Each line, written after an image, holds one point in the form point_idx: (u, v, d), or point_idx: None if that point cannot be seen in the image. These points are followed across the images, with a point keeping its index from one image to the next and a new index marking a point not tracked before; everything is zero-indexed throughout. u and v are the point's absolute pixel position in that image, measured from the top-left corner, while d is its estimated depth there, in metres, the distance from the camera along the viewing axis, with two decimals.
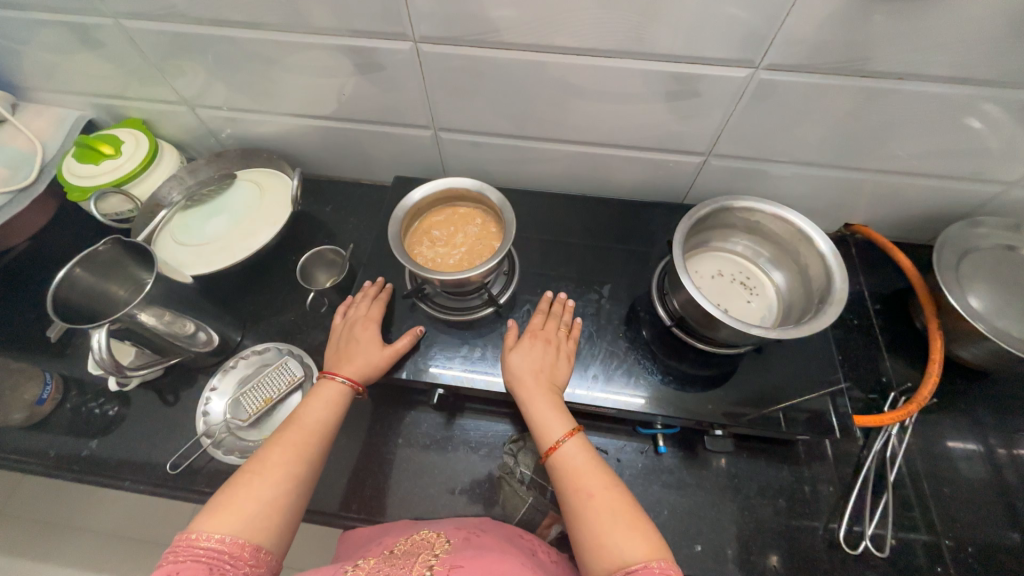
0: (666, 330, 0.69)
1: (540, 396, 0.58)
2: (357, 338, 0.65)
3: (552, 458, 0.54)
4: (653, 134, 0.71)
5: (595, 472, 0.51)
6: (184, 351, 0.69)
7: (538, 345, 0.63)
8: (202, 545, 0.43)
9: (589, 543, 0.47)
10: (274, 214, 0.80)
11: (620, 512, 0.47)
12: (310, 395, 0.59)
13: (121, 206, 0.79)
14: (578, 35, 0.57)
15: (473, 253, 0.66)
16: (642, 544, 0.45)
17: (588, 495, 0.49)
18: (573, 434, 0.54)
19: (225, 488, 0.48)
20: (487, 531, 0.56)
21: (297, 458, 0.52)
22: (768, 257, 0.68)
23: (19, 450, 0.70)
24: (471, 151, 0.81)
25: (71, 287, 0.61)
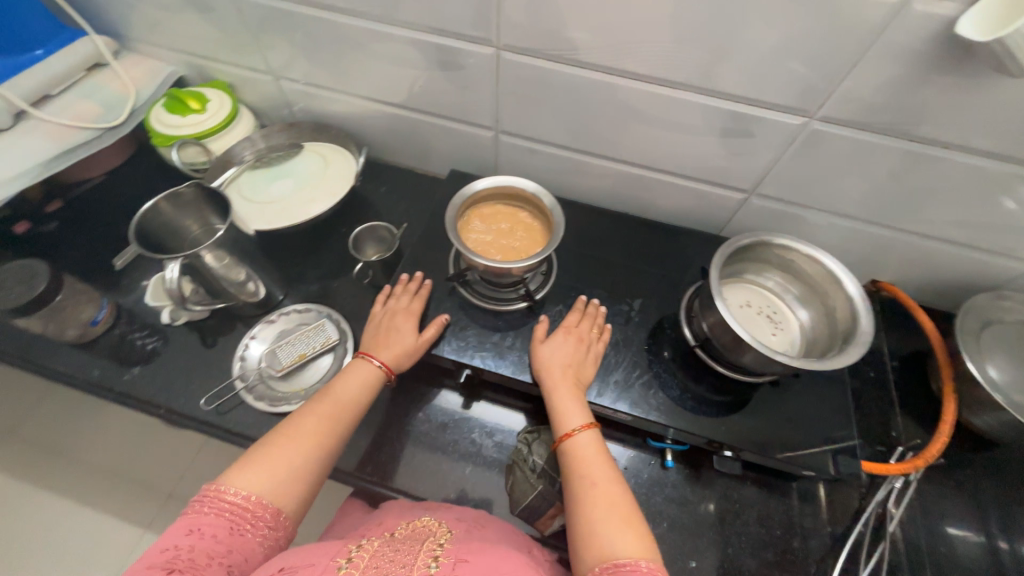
0: (689, 350, 0.72)
1: (564, 387, 0.62)
2: (395, 327, 0.68)
3: (564, 443, 0.57)
4: (702, 166, 0.75)
5: (602, 465, 0.54)
6: (232, 296, 0.75)
7: (570, 340, 0.66)
8: (230, 499, 0.48)
9: (583, 527, 0.49)
10: (334, 185, 0.83)
11: (619, 509, 0.50)
12: (346, 371, 0.64)
13: (196, 156, 0.86)
14: (648, 61, 0.62)
15: (520, 247, 0.69)
16: (632, 540, 0.47)
17: (592, 484, 0.52)
18: (588, 428, 0.58)
19: (257, 448, 0.53)
20: (486, 524, 0.59)
21: (326, 430, 0.57)
22: (795, 295, 0.71)
23: (63, 364, 0.73)
24: (526, 156, 0.86)
25: (152, 218, 0.66)
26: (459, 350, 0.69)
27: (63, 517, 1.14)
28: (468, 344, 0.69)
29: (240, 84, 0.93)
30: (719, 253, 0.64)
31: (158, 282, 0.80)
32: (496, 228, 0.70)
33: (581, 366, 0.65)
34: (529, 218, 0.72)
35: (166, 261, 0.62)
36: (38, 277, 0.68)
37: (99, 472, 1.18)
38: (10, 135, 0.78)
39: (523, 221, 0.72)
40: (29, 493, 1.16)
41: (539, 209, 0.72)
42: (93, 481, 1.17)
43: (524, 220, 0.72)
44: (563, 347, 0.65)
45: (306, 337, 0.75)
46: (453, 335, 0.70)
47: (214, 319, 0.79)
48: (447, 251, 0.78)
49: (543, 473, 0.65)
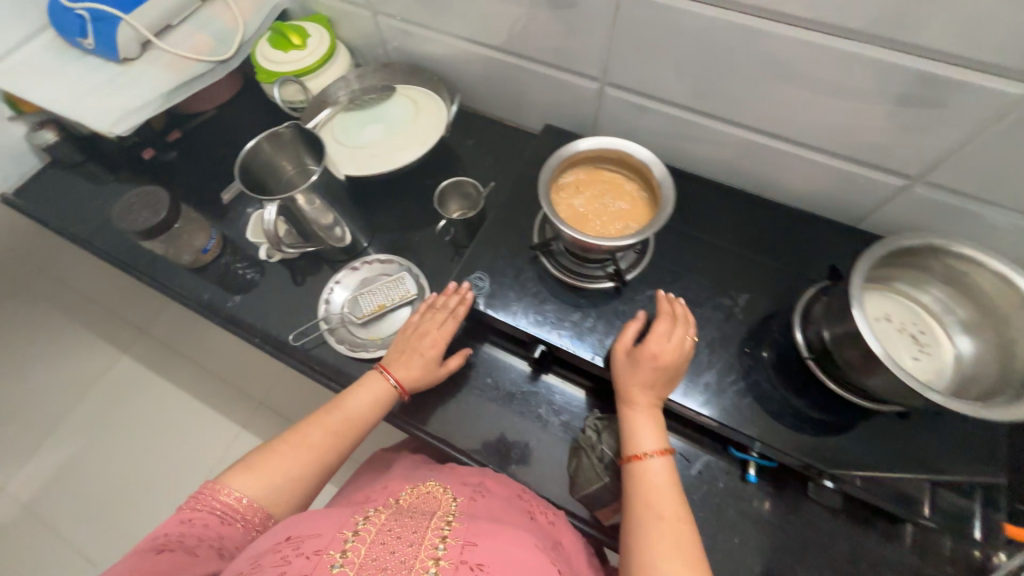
0: (796, 358, 0.62)
1: (641, 409, 0.57)
2: (421, 351, 0.67)
3: (632, 465, 0.55)
4: (857, 140, 0.61)
5: (671, 497, 0.52)
6: (322, 241, 0.77)
7: (657, 358, 0.57)
8: (223, 498, 0.55)
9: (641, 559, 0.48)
10: (423, 134, 0.80)
11: (683, 552, 0.48)
12: (360, 385, 0.66)
13: (296, 95, 0.86)
14: (818, 0, 0.50)
15: (617, 221, 0.62)
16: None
17: (659, 518, 0.50)
18: (662, 455, 0.55)
19: (260, 453, 0.60)
20: (490, 491, 0.60)
21: (327, 444, 0.61)
22: (961, 318, 0.57)
23: (182, 283, 0.81)
24: (631, 115, 0.76)
25: (254, 155, 0.67)
26: (535, 324, 0.66)
27: (181, 407, 1.34)
28: (546, 319, 0.66)
29: (340, 19, 0.90)
30: (868, 253, 0.53)
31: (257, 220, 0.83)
32: (592, 196, 0.63)
33: (665, 384, 0.58)
34: (630, 188, 0.64)
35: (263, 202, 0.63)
36: (157, 203, 0.71)
37: (208, 373, 1.37)
38: (138, 64, 0.83)
39: (622, 190, 0.64)
40: (157, 383, 1.37)
41: (643, 180, 0.63)
42: (203, 382, 1.37)
43: (623, 189, 0.64)
44: (650, 367, 0.57)
45: (385, 288, 0.76)
46: (532, 306, 0.67)
47: (305, 260, 0.82)
48: (533, 216, 0.73)
49: (610, 463, 0.62)
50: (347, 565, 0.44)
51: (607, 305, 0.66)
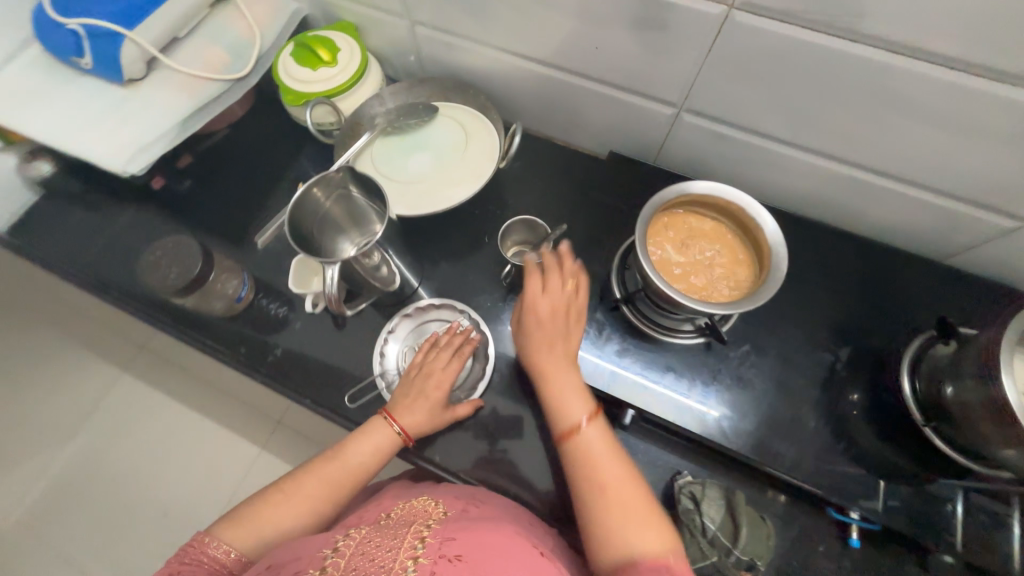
0: (898, 412, 0.60)
1: (558, 367, 0.57)
2: (425, 394, 0.63)
3: (567, 443, 0.53)
4: (974, 180, 0.56)
5: (615, 462, 0.51)
6: (374, 287, 0.70)
7: (544, 293, 0.59)
8: (211, 552, 0.51)
9: (601, 530, 0.48)
10: (478, 167, 0.72)
11: (638, 518, 0.47)
12: (363, 432, 0.61)
13: (326, 117, 0.77)
14: (972, 39, 0.43)
15: (713, 277, 0.57)
16: (652, 539, 0.46)
17: (604, 493, 0.49)
18: (593, 421, 0.53)
19: (252, 502, 0.56)
20: (488, 499, 0.57)
21: (326, 496, 0.57)
22: None
23: (206, 329, 0.73)
24: (707, 141, 0.69)
25: (301, 206, 0.61)
26: (626, 386, 0.62)
27: (189, 434, 1.25)
28: (639, 382, 0.62)
29: (369, 29, 0.80)
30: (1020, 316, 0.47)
31: (298, 265, 0.72)
32: (689, 246, 0.58)
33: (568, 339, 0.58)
34: (730, 240, 0.59)
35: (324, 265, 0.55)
36: (188, 258, 0.64)
37: (217, 397, 1.27)
38: (146, 87, 0.73)
39: (720, 241, 0.59)
40: (162, 408, 1.27)
41: (745, 233, 0.58)
42: (213, 399, 1.26)
43: (722, 240, 0.59)
44: (540, 323, 0.58)
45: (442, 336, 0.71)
46: (622, 367, 0.63)
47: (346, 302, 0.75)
48: (613, 262, 0.68)
49: (717, 540, 0.54)
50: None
51: (697, 362, 0.63)
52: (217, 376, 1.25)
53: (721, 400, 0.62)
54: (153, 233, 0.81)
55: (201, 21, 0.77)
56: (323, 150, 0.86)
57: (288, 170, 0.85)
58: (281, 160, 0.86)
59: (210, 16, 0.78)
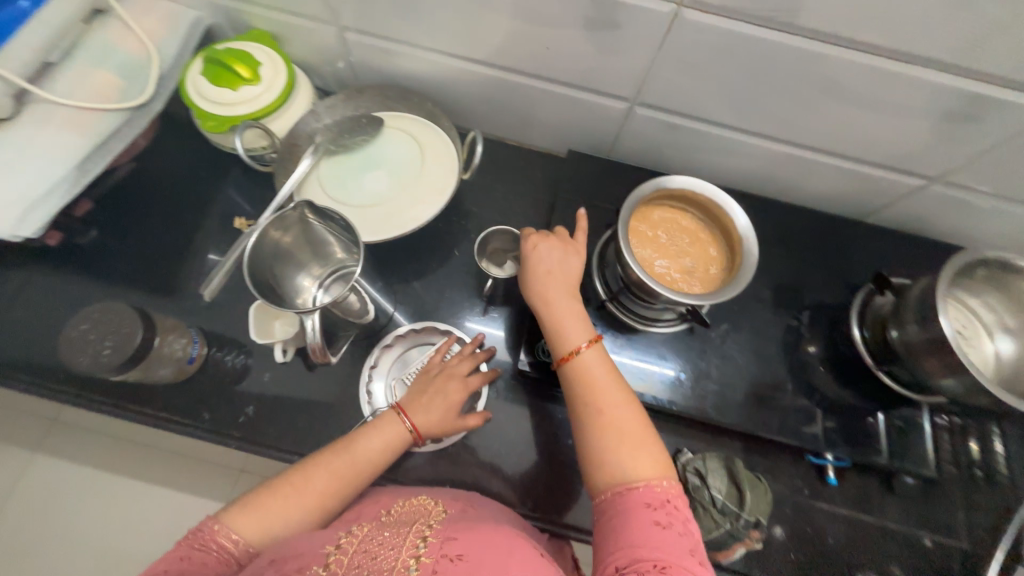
0: (851, 358, 0.68)
1: (558, 296, 0.55)
2: (442, 396, 0.59)
3: (565, 365, 0.52)
4: (891, 149, 0.63)
5: (610, 383, 0.50)
6: (350, 326, 0.67)
7: (556, 244, 0.58)
8: (219, 541, 0.46)
9: (597, 449, 0.47)
10: (439, 180, 0.69)
11: (633, 437, 0.47)
12: (376, 424, 0.55)
13: (256, 141, 0.68)
14: (892, 29, 0.48)
15: (691, 267, 0.60)
16: (647, 463, 0.46)
17: (605, 416, 0.48)
18: (592, 345, 0.52)
19: (263, 487, 0.51)
20: (479, 501, 0.56)
21: (333, 490, 0.51)
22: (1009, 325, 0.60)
23: (150, 397, 0.63)
24: (660, 132, 0.71)
25: (260, 245, 0.56)
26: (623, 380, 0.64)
27: None
28: (634, 374, 0.65)
29: (288, 37, 0.71)
30: (947, 267, 0.55)
31: (258, 314, 0.63)
32: (666, 239, 0.61)
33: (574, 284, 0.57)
34: (702, 231, 0.62)
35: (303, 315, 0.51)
36: (126, 332, 0.55)
37: None
38: (19, 126, 0.61)
39: (694, 233, 0.62)
40: None
41: (715, 222, 0.61)
42: (106, 455, 0.97)
43: (694, 231, 0.62)
44: (542, 262, 0.57)
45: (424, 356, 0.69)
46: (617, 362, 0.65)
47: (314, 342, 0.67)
48: (591, 262, 0.69)
49: (726, 507, 0.58)
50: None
51: (679, 345, 0.67)
52: (117, 430, 0.99)
53: (706, 376, 0.66)
54: (55, 293, 0.69)
55: (76, 40, 0.64)
56: (254, 175, 0.77)
57: (217, 203, 0.76)
58: (205, 192, 0.76)
59: (86, 33, 0.65)
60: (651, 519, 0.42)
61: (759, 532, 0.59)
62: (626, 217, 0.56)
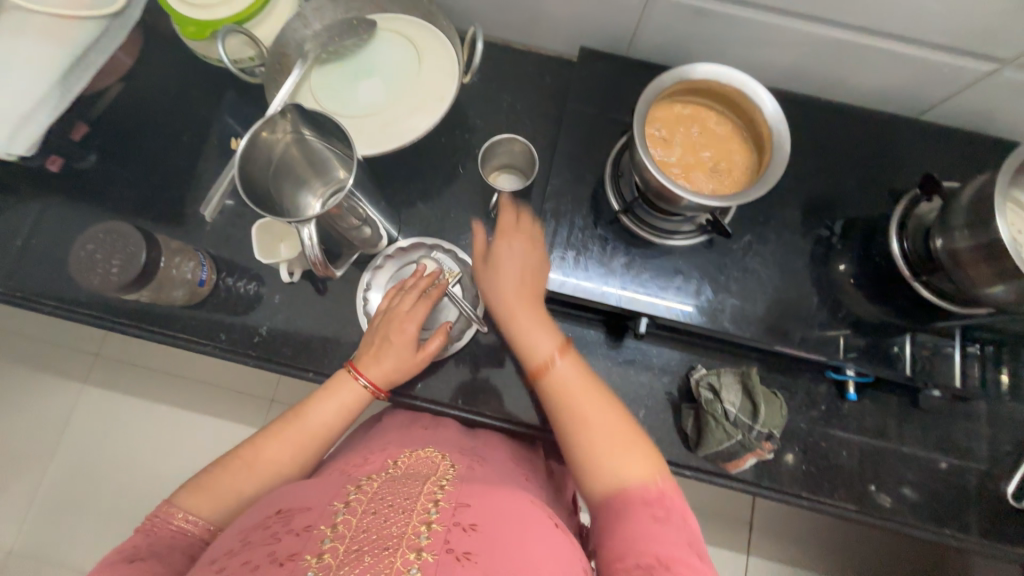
0: (886, 271, 0.64)
1: (523, 309, 0.53)
2: (390, 338, 0.57)
3: (542, 377, 0.50)
4: (958, 25, 0.54)
5: (585, 386, 0.49)
6: (353, 248, 0.65)
7: (519, 246, 0.56)
8: (176, 523, 0.46)
9: (585, 456, 0.46)
10: (438, 87, 0.63)
11: (619, 438, 0.46)
12: (328, 391, 0.56)
13: (243, 50, 0.63)
14: None
15: (713, 169, 0.55)
16: (640, 463, 0.44)
17: (585, 416, 0.47)
18: (566, 355, 0.50)
19: (214, 465, 0.51)
20: (486, 458, 0.54)
21: (286, 461, 0.52)
22: None
23: (168, 321, 0.65)
24: (685, 22, 0.63)
25: (255, 152, 0.53)
26: (637, 296, 0.62)
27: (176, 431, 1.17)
28: (649, 290, 0.62)
29: None
30: (1008, 163, 0.48)
31: (261, 233, 0.62)
32: (687, 139, 0.55)
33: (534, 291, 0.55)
34: (729, 131, 0.56)
35: (298, 225, 0.49)
36: (130, 252, 0.55)
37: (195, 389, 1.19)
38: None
39: (720, 132, 0.56)
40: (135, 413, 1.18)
41: (745, 120, 0.55)
42: (147, 386, 1.04)
43: (721, 130, 0.56)
44: (509, 270, 0.54)
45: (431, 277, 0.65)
46: (631, 279, 0.62)
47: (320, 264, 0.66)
48: (607, 173, 0.65)
49: (739, 420, 0.58)
50: (338, 541, 0.36)
51: (698, 259, 0.63)
52: (153, 363, 1.04)
53: (725, 291, 0.63)
54: (70, 226, 0.69)
55: None
56: (248, 95, 0.73)
57: (213, 127, 0.72)
58: (199, 114, 0.72)
59: None
60: (650, 516, 0.41)
61: (772, 444, 0.59)
62: (642, 112, 0.50)
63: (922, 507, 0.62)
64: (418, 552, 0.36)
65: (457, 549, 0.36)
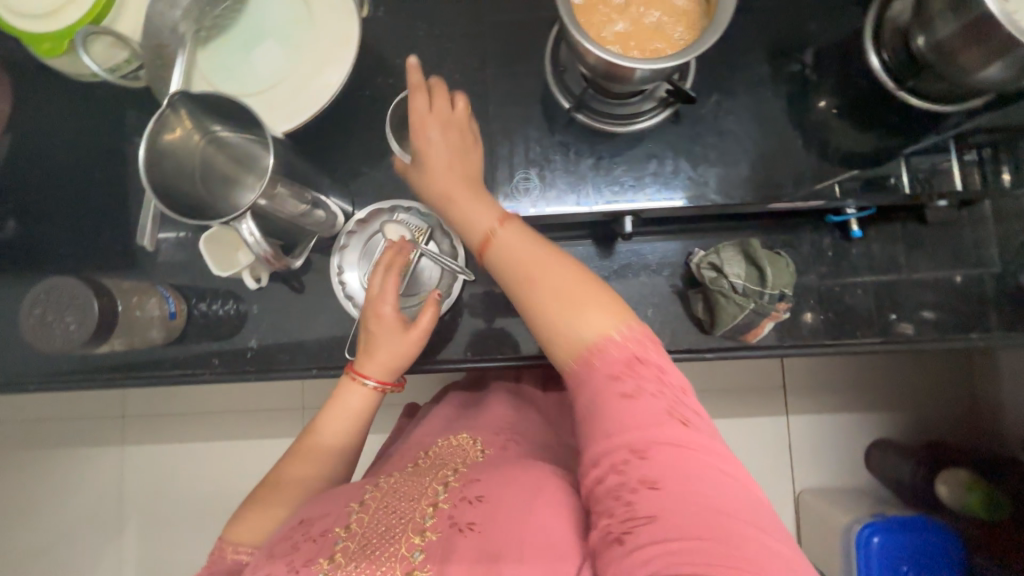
0: (868, 91, 0.59)
1: (454, 189, 0.48)
2: (372, 328, 0.54)
3: (485, 251, 0.45)
4: None
5: (536, 251, 0.44)
6: (309, 236, 0.61)
7: (437, 133, 0.48)
8: (230, 557, 0.47)
9: (540, 323, 0.43)
10: (339, 30, 0.56)
11: (576, 301, 0.41)
12: (333, 398, 0.55)
13: (115, 51, 0.56)
14: None
15: (658, 28, 0.48)
16: (601, 319, 0.41)
17: (536, 287, 0.42)
18: (507, 220, 0.45)
19: (252, 495, 0.51)
20: (522, 432, 0.56)
21: (315, 476, 0.52)
22: None
23: (157, 362, 0.63)
24: None
25: (161, 162, 0.47)
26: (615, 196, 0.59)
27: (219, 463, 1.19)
28: (625, 188, 0.59)
29: None
30: None
31: (211, 246, 0.58)
32: (620, 4, 0.48)
33: (460, 165, 0.49)
34: None
35: (233, 223, 0.46)
36: (81, 304, 0.52)
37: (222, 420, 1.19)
38: None
39: None
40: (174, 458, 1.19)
41: None
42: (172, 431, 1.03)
43: None
44: (427, 154, 0.48)
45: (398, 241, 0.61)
46: (604, 181, 0.59)
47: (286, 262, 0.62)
48: (548, 73, 0.58)
49: (748, 290, 0.56)
50: (351, 538, 0.41)
51: (668, 140, 0.59)
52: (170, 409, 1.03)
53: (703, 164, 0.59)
54: (18, 298, 0.64)
55: None
56: (143, 105, 0.65)
57: (122, 151, 0.65)
58: (102, 141, 0.65)
59: None
60: (618, 391, 0.39)
61: (786, 303, 0.57)
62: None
63: (944, 324, 0.61)
64: (422, 533, 0.40)
65: (461, 522, 0.40)
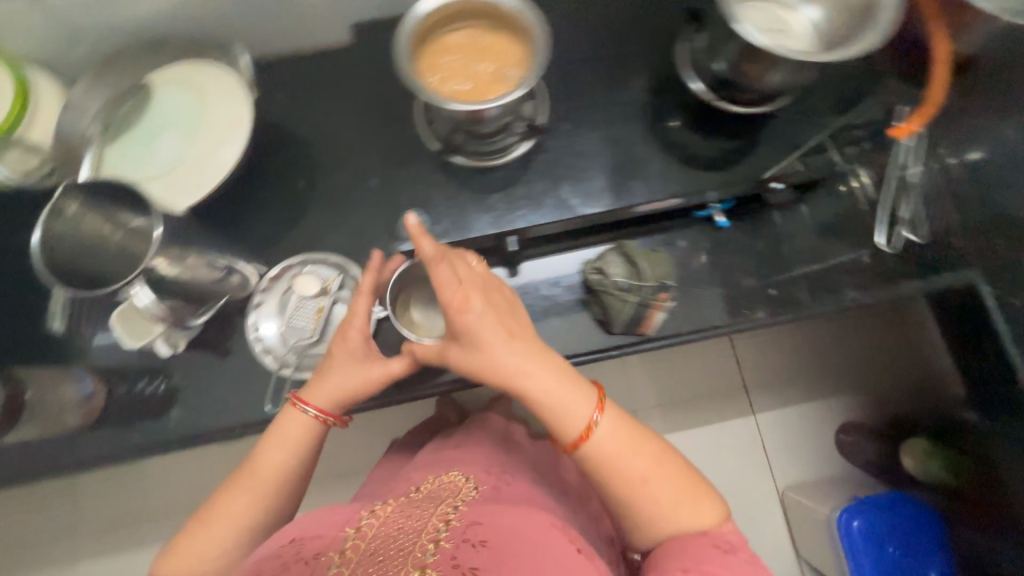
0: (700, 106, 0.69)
1: (531, 365, 0.44)
2: (330, 351, 0.55)
3: (582, 449, 0.45)
4: None
5: (631, 450, 0.45)
6: (219, 295, 0.63)
7: (482, 306, 0.44)
8: None
9: (628, 509, 0.45)
10: (232, 113, 0.64)
11: (679, 494, 0.45)
12: (273, 429, 0.53)
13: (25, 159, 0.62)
14: None
15: (499, 77, 0.57)
16: (703, 513, 0.46)
17: (641, 483, 0.44)
18: (604, 410, 0.45)
19: (182, 531, 0.50)
20: (513, 472, 0.56)
21: (247, 515, 0.50)
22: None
23: (73, 451, 0.62)
24: None
25: (58, 245, 0.52)
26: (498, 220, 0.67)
27: None
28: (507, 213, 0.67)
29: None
30: None
31: (123, 320, 0.62)
32: (462, 66, 0.57)
33: (520, 334, 0.46)
34: (489, 37, 0.58)
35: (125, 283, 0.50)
36: None
37: None
38: None
39: (483, 44, 0.58)
40: None
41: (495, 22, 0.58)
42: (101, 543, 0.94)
43: (483, 42, 0.58)
44: (489, 331, 0.44)
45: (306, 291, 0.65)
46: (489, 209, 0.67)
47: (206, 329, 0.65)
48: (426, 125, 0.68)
49: (631, 285, 0.61)
50: (344, 565, 0.38)
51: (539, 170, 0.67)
52: None
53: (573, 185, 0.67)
54: None
55: None
56: None
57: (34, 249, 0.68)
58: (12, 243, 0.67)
59: None
60: (711, 545, 0.44)
61: (669, 293, 0.63)
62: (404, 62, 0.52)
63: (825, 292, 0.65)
64: (422, 568, 0.38)
65: (465, 563, 0.38)
